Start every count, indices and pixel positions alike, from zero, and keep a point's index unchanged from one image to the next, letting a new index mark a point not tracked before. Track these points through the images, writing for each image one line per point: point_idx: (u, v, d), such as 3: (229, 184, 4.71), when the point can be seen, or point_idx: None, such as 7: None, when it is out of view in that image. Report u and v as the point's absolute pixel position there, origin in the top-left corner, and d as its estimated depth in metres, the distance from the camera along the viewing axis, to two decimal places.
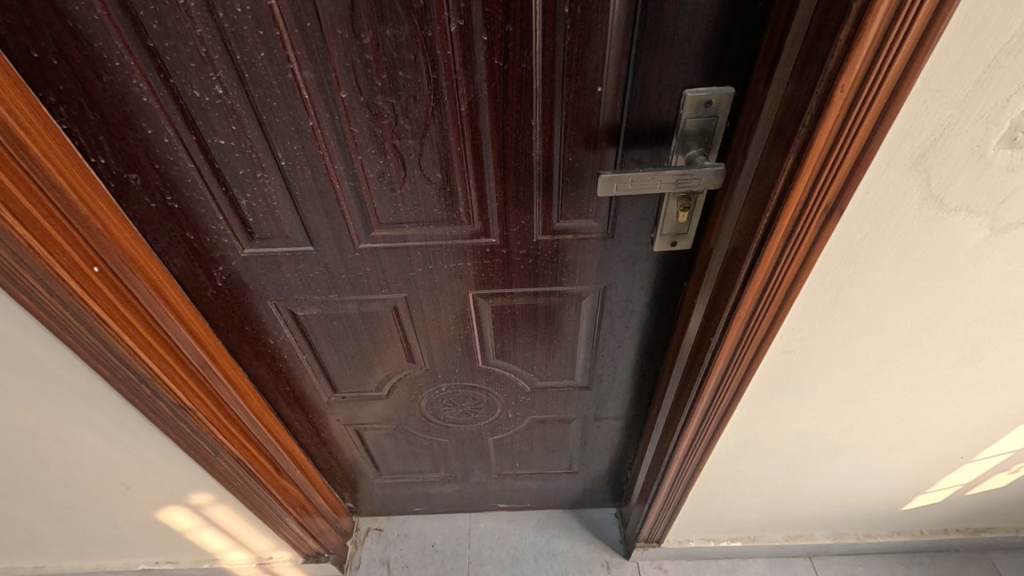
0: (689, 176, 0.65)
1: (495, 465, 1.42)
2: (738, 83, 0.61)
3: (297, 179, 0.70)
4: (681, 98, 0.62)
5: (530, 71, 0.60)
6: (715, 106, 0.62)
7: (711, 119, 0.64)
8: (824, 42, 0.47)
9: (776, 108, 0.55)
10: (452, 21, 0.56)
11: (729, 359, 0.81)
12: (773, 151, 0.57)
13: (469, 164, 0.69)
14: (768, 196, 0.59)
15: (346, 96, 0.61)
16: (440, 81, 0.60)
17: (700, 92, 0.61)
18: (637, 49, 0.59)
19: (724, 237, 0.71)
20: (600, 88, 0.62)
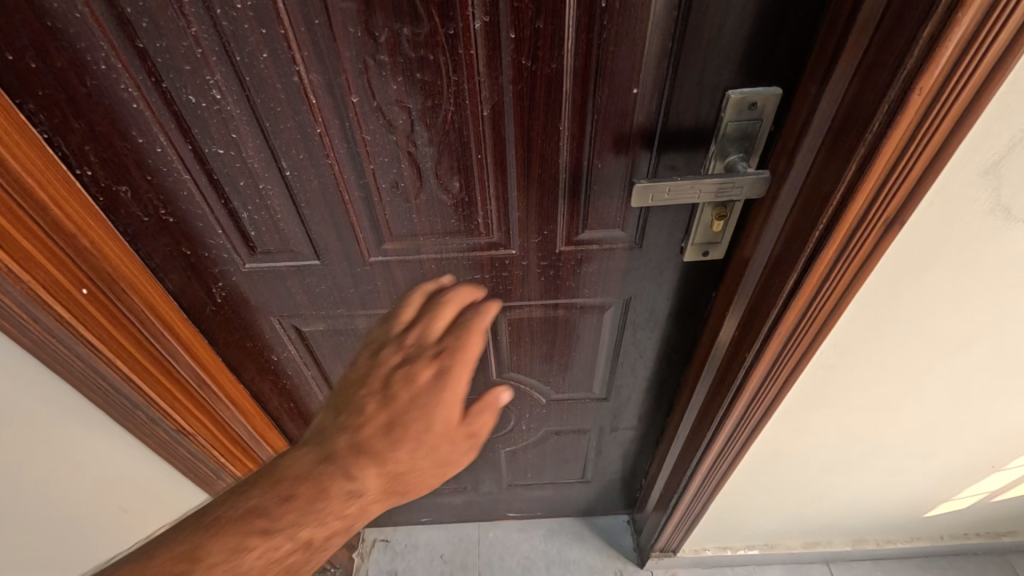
0: (730, 184, 0.60)
1: (506, 476, 1.37)
2: (786, 84, 0.56)
3: (303, 189, 0.64)
4: (723, 99, 0.57)
5: (560, 71, 0.55)
6: (761, 108, 0.57)
7: (754, 122, 0.59)
8: (899, 41, 0.42)
9: (834, 114, 0.50)
10: (477, 18, 0.50)
11: (765, 374, 0.77)
12: (829, 161, 0.52)
13: (490, 172, 0.64)
14: (822, 209, 0.55)
15: (357, 101, 0.56)
16: (462, 83, 0.55)
17: (744, 93, 0.56)
18: (677, 48, 0.54)
19: (764, 250, 0.66)
20: (636, 89, 0.57)
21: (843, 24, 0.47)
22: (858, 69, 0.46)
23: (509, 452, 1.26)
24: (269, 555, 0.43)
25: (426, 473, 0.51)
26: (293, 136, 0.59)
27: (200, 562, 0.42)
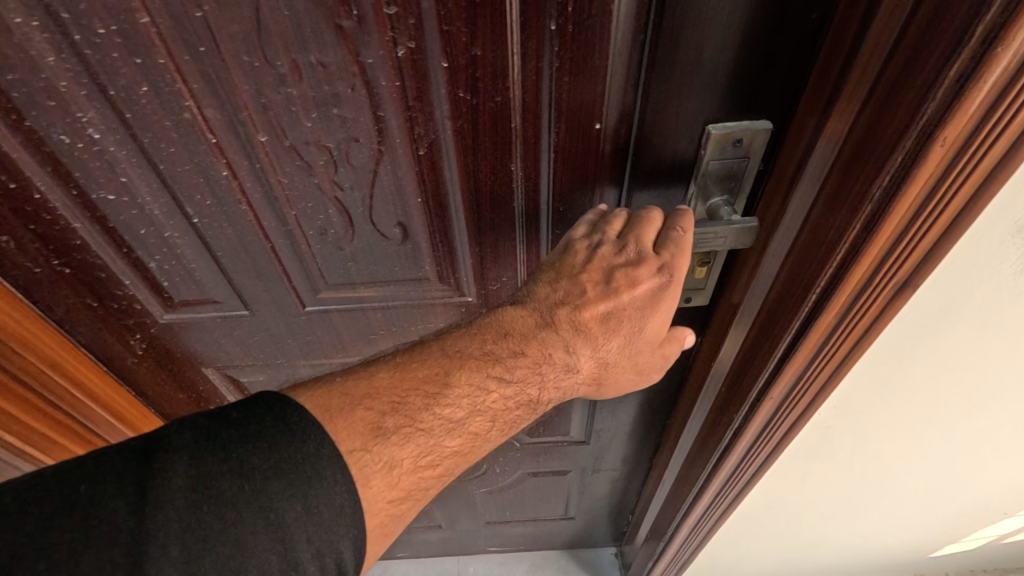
0: (712, 233, 0.51)
1: (483, 515, 1.28)
2: (777, 116, 0.47)
3: (216, 238, 0.55)
4: (702, 134, 0.49)
5: (507, 106, 0.46)
6: (747, 145, 0.48)
7: (740, 161, 0.50)
8: (919, 79, 0.33)
9: (836, 160, 0.41)
10: (399, 44, 0.41)
11: (757, 434, 0.68)
12: (829, 214, 0.43)
13: (435, 215, 0.55)
14: (820, 268, 0.46)
15: (266, 140, 0.47)
16: (389, 119, 0.46)
17: (726, 127, 0.47)
18: (646, 77, 0.45)
19: (756, 298, 0.58)
20: (598, 125, 0.48)
21: (849, 49, 0.38)
22: (866, 108, 0.37)
23: (485, 492, 1.17)
24: (496, 415, 0.52)
25: (625, 375, 0.57)
26: (195, 178, 0.49)
27: (498, 417, 0.53)
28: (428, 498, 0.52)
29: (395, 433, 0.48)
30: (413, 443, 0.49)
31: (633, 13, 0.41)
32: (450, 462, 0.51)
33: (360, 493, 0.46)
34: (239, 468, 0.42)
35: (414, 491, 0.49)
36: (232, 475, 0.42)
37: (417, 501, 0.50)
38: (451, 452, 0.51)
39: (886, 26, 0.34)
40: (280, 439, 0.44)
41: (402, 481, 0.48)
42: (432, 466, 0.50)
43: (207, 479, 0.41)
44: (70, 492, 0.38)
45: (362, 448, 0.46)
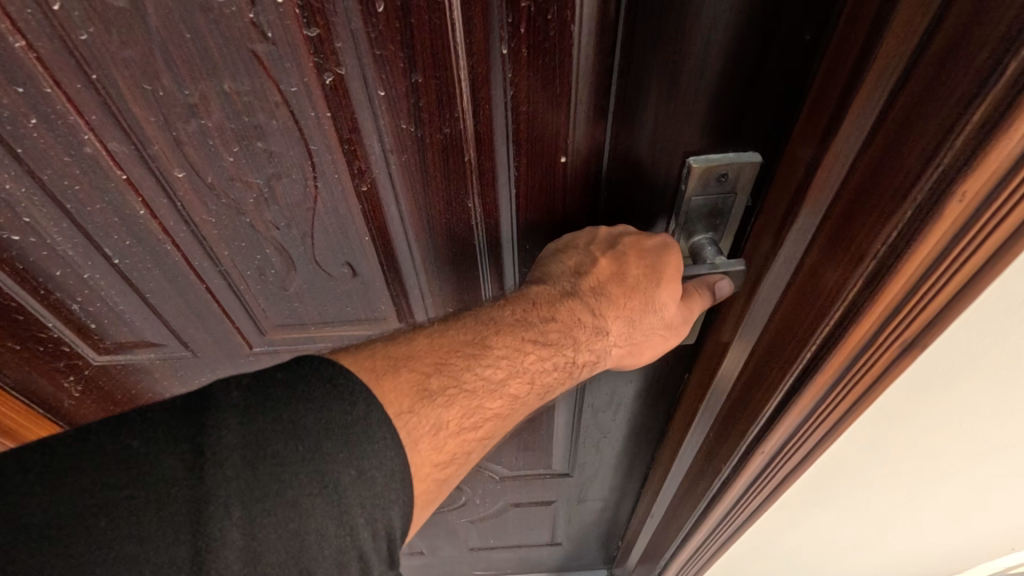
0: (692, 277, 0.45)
1: (466, 542, 1.23)
2: (767, 150, 0.42)
3: (141, 278, 0.49)
4: (682, 167, 0.43)
5: (457, 138, 0.40)
6: (733, 180, 0.43)
7: (725, 197, 0.44)
8: (938, 109, 0.26)
9: (836, 199, 0.34)
10: (324, 70, 0.35)
11: (740, 495, 0.61)
12: (829, 262, 0.36)
13: (384, 255, 0.49)
14: (815, 324, 0.38)
15: (184, 176, 0.41)
16: (322, 152, 0.40)
17: (709, 161, 0.42)
18: (615, 106, 0.39)
19: (747, 347, 0.50)
20: (564, 157, 0.42)
21: (849, 75, 0.32)
22: (871, 143, 0.31)
23: (466, 522, 1.11)
24: (534, 378, 0.44)
25: (655, 343, 0.49)
26: (106, 215, 0.43)
27: (535, 381, 0.44)
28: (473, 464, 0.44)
29: (440, 394, 0.40)
30: (458, 404, 0.41)
31: (597, 36, 0.35)
32: (488, 428, 0.43)
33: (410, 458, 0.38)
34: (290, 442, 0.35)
35: (459, 456, 0.41)
36: (280, 450, 0.35)
37: (459, 467, 0.42)
38: (492, 417, 0.43)
39: (894, 48, 0.28)
40: (328, 403, 0.36)
41: (445, 446, 0.40)
42: (472, 436, 0.42)
43: (249, 449, 0.34)
44: (100, 475, 0.32)
45: (420, 415, 0.39)
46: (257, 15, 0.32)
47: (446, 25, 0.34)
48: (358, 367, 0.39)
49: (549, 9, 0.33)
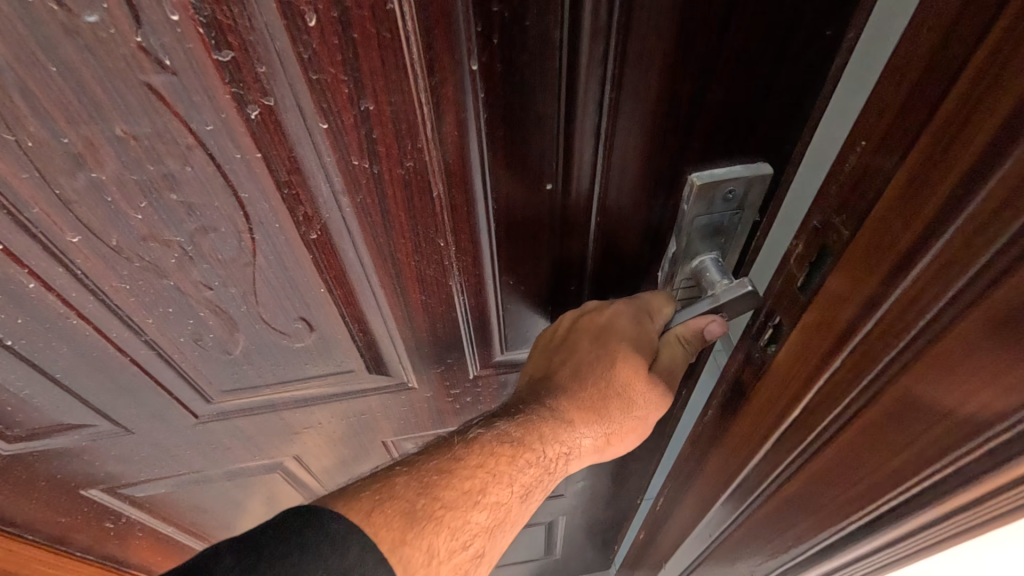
0: (699, 310, 0.40)
1: None
2: (778, 160, 0.36)
3: (47, 359, 0.40)
4: (684, 185, 0.37)
5: (422, 171, 0.33)
6: (741, 195, 0.37)
7: (732, 215, 0.39)
8: None
9: (962, 317, 0.24)
10: (247, 101, 0.28)
11: None
12: (942, 392, 0.26)
13: (347, 306, 0.42)
14: (919, 462, 0.29)
15: (80, 241, 0.32)
16: (256, 200, 0.32)
17: (713, 176, 0.36)
18: (607, 123, 0.33)
19: (785, 465, 0.40)
20: (549, 184, 0.36)
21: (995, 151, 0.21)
22: None
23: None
24: (513, 479, 0.43)
25: (629, 425, 0.48)
26: None
27: (519, 487, 0.43)
28: None
29: (428, 520, 0.39)
30: (445, 527, 0.40)
31: (586, 44, 0.29)
32: (480, 543, 0.42)
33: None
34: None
35: None
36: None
37: None
38: (481, 532, 0.42)
39: None
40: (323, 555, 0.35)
41: (441, 570, 0.39)
42: (466, 551, 0.41)
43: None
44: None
45: (418, 548, 0.38)
46: (146, 38, 0.24)
47: (399, 40, 0.27)
48: (346, 509, 0.38)
49: (527, 13, 0.27)
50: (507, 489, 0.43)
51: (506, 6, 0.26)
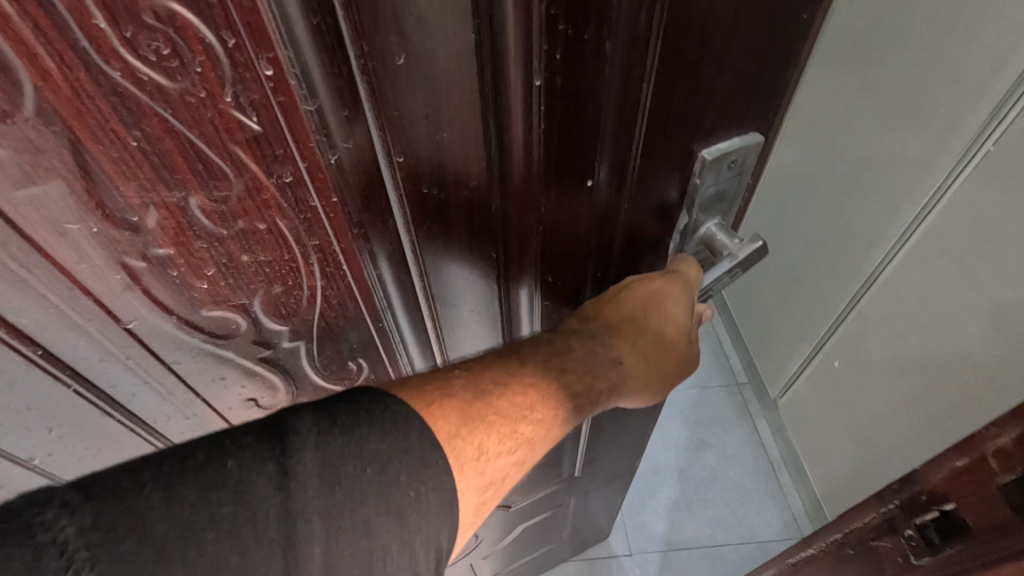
0: (720, 272, 0.44)
1: None
2: (767, 128, 0.40)
3: (77, 462, 0.37)
4: (693, 163, 0.39)
5: (485, 188, 0.33)
6: (740, 163, 0.40)
7: (733, 181, 0.42)
8: None
9: None
10: (331, 147, 0.27)
11: None
12: None
13: (401, 336, 0.41)
14: None
15: (138, 324, 0.30)
16: (327, 244, 0.32)
17: (721, 150, 0.38)
18: (641, 122, 0.33)
19: None
20: (591, 180, 0.36)
21: None
22: None
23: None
24: (563, 403, 0.36)
25: (668, 370, 0.42)
26: (14, 413, 0.31)
27: (572, 397, 0.36)
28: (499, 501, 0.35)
29: (483, 420, 0.32)
30: (496, 433, 0.32)
31: (632, 49, 0.29)
32: (524, 452, 0.34)
33: (463, 477, 0.31)
34: (376, 474, 0.27)
35: (492, 484, 0.33)
36: (371, 484, 0.27)
37: (489, 498, 0.34)
38: (525, 443, 0.34)
39: None
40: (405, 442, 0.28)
41: (486, 470, 0.32)
42: (509, 459, 0.33)
43: (337, 495, 0.26)
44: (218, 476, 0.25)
45: (469, 446, 0.31)
46: (235, 96, 0.23)
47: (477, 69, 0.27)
48: (407, 396, 0.30)
49: (588, 25, 0.27)
50: (559, 411, 0.36)
51: (573, 22, 0.26)
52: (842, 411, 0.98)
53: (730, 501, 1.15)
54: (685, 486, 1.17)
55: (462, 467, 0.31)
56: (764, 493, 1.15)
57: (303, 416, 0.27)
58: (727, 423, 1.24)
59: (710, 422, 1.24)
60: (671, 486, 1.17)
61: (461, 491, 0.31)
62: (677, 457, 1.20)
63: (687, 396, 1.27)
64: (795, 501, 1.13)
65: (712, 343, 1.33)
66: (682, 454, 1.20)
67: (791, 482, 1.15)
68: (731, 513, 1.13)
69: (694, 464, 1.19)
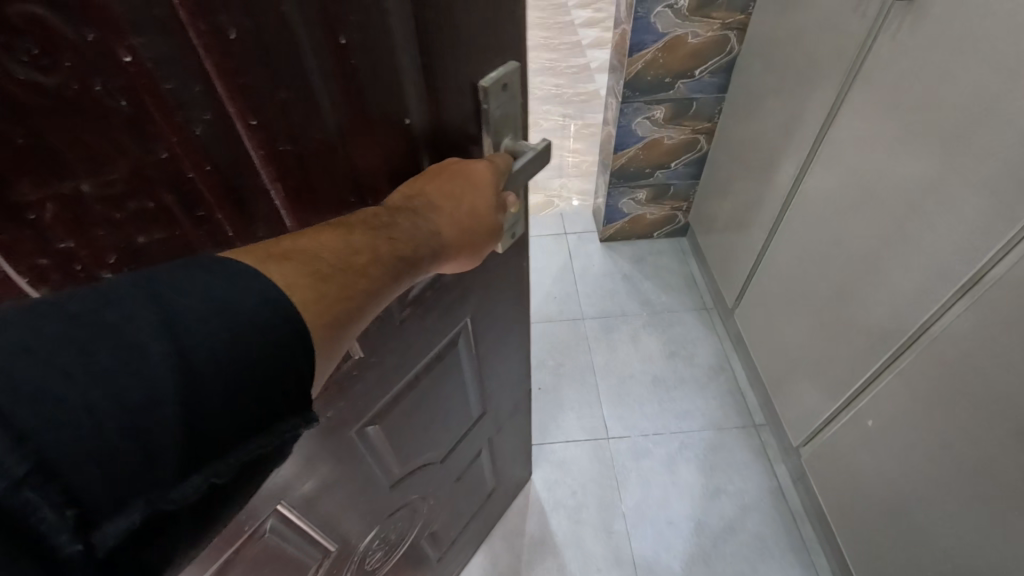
0: (524, 159, 0.51)
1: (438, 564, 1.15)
2: (519, 55, 0.49)
3: None
4: (477, 93, 0.47)
5: (329, 139, 0.40)
6: (511, 87, 0.49)
7: (510, 103, 0.50)
8: None
9: None
10: (196, 119, 0.33)
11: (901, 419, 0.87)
12: None
13: None
14: None
15: None
16: (211, 213, 0.38)
17: (493, 79, 0.47)
18: (434, 64, 0.42)
19: None
20: (408, 118, 0.43)
21: None
22: None
23: (432, 558, 1.11)
24: (378, 248, 0.39)
25: (481, 233, 0.48)
26: None
27: (403, 250, 0.41)
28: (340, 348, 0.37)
29: (302, 258, 0.35)
30: (317, 272, 0.35)
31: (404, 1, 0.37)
32: (355, 289, 0.37)
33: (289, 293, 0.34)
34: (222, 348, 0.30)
35: (330, 316, 0.36)
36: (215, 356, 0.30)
37: (331, 333, 0.36)
38: (351, 280, 0.37)
39: None
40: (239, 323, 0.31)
41: (325, 294, 0.35)
42: (347, 313, 0.37)
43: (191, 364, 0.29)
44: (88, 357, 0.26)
45: (308, 294, 0.34)
46: (104, 84, 0.29)
47: (291, 31, 0.33)
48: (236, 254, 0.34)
49: None
50: (374, 254, 0.39)
51: None
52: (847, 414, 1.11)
53: (748, 553, 1.29)
54: (702, 538, 1.32)
55: (300, 314, 0.34)
56: (787, 548, 1.29)
57: (169, 292, 0.29)
58: (740, 469, 1.41)
59: (722, 470, 1.42)
60: (686, 537, 1.32)
61: (305, 341, 0.34)
62: (693, 508, 1.36)
63: (700, 438, 1.47)
64: (819, 558, 1.27)
65: (729, 379, 1.57)
66: (697, 502, 1.37)
67: (814, 535, 1.30)
68: (749, 566, 1.27)
69: (711, 515, 1.35)
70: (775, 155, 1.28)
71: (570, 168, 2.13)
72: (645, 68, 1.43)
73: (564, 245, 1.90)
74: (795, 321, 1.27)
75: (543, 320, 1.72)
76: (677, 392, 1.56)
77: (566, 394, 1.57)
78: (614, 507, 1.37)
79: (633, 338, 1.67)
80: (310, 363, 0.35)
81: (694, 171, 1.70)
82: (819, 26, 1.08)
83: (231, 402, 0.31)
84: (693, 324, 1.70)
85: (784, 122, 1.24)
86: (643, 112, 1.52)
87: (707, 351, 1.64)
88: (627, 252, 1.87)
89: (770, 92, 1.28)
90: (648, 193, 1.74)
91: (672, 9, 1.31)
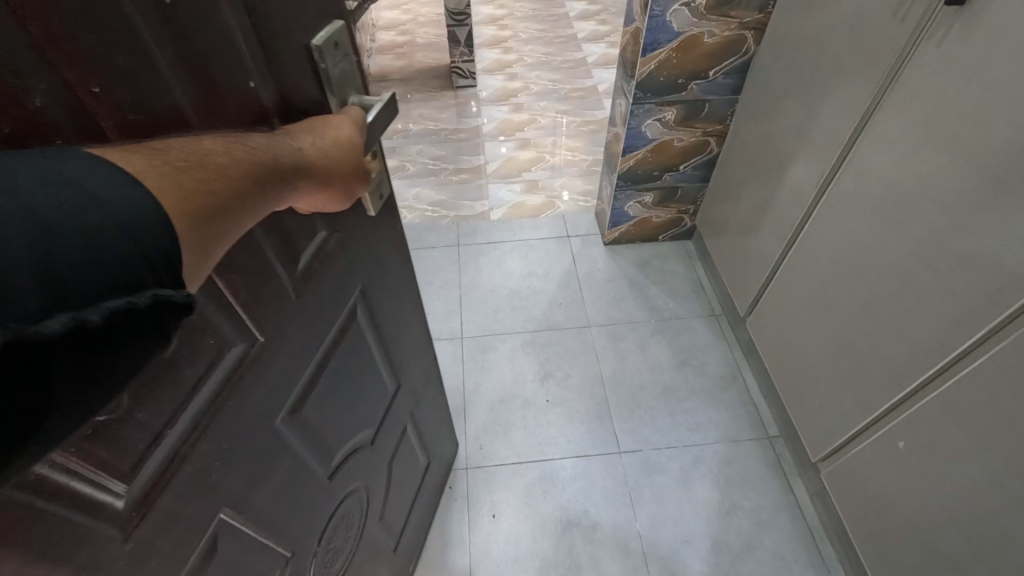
0: (374, 111, 0.55)
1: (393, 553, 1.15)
2: (341, 13, 0.53)
3: None
4: (313, 53, 0.50)
5: (178, 107, 0.41)
6: (342, 44, 0.53)
7: (346, 60, 0.54)
8: None
9: None
10: (34, 89, 0.33)
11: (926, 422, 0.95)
12: None
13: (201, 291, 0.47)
14: None
15: None
16: None
17: (324, 36, 0.50)
18: (262, 27, 0.45)
19: None
20: (252, 82, 0.45)
21: None
22: None
23: (388, 549, 1.11)
24: (241, 155, 0.41)
25: (353, 168, 0.51)
26: None
27: (264, 157, 0.42)
28: (207, 249, 0.37)
29: (152, 153, 0.36)
30: (174, 166, 0.36)
31: None
32: (219, 184, 0.38)
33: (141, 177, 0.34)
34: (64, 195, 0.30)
35: (191, 207, 0.36)
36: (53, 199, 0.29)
37: (196, 225, 0.36)
38: (215, 177, 0.38)
39: None
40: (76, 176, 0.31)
41: (184, 183, 0.36)
42: (212, 207, 0.37)
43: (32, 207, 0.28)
44: None
45: (164, 179, 0.34)
46: None
47: None
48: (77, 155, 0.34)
49: None
50: (239, 157, 0.40)
51: None
52: (851, 409, 1.18)
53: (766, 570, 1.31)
54: (721, 556, 1.34)
55: (157, 196, 0.33)
56: (806, 562, 1.32)
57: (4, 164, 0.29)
58: (755, 484, 1.45)
59: (734, 483, 1.45)
60: (700, 551, 1.35)
61: (169, 227, 0.34)
62: (711, 527, 1.39)
63: (712, 450, 1.52)
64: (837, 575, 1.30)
65: (740, 392, 1.63)
66: (713, 518, 1.40)
67: (834, 552, 1.33)
68: None
69: (728, 532, 1.38)
70: (786, 156, 1.33)
71: (570, 168, 2.29)
72: (657, 69, 1.48)
73: (568, 248, 1.99)
74: (806, 325, 1.32)
75: (549, 328, 1.78)
76: (691, 406, 1.61)
77: (574, 406, 1.61)
78: (631, 527, 1.39)
79: (642, 346, 1.74)
80: (177, 248, 0.34)
81: (701, 175, 1.78)
82: (826, 29, 1.15)
83: (88, 248, 0.29)
84: (702, 331, 1.77)
85: (797, 127, 1.29)
86: (654, 113, 1.59)
87: (716, 359, 1.70)
88: (631, 255, 1.98)
89: (785, 93, 1.32)
90: (655, 196, 1.83)
91: (690, 7, 1.35)
